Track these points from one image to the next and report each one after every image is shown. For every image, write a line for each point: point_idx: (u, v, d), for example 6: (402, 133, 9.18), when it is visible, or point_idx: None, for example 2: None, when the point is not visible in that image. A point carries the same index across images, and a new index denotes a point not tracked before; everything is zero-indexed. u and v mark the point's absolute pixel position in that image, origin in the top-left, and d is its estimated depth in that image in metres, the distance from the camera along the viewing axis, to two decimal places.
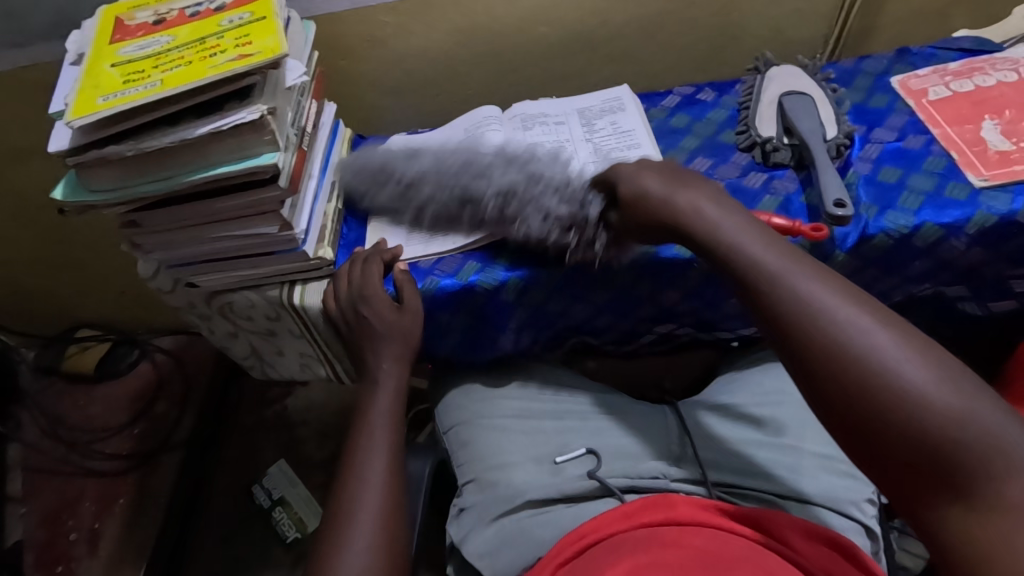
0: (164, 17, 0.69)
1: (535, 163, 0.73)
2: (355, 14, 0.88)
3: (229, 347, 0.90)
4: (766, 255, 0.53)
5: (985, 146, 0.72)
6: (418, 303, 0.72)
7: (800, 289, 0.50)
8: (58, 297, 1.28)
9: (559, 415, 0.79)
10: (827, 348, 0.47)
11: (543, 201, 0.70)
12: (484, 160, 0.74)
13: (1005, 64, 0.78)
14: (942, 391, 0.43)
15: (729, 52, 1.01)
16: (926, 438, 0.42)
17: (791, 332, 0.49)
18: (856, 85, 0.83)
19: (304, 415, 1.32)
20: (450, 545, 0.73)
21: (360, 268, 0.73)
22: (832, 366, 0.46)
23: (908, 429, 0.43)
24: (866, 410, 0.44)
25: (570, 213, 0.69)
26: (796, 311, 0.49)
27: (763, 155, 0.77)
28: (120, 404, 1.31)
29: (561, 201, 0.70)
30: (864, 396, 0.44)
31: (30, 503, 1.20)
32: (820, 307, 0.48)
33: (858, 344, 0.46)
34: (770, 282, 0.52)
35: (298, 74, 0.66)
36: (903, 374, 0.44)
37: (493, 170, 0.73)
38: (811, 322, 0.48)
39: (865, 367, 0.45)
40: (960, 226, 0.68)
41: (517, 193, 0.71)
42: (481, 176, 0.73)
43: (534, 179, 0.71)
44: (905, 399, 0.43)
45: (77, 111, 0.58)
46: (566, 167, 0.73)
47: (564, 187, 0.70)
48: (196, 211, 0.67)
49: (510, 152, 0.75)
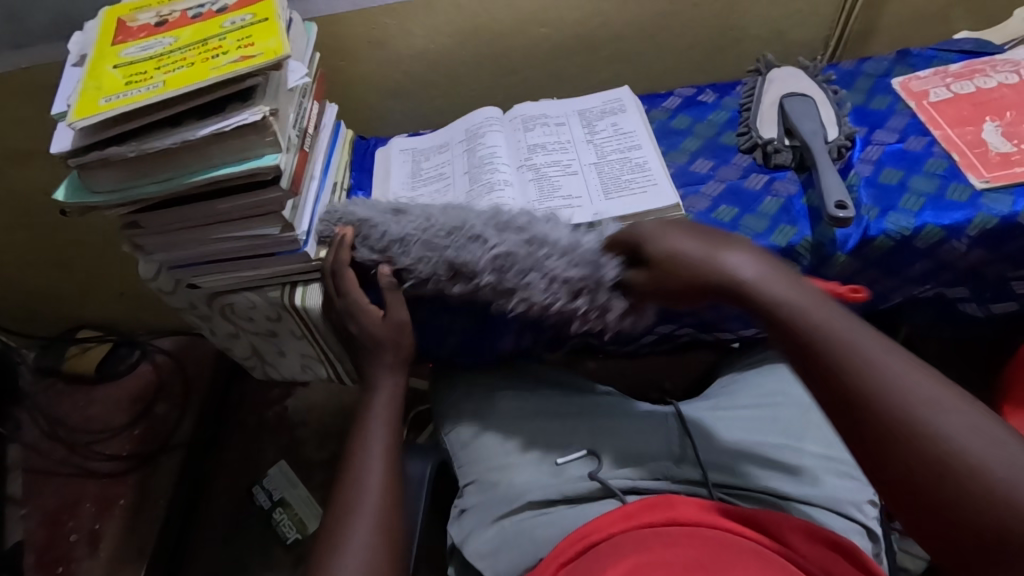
0: (166, 19, 0.69)
1: (535, 224, 0.66)
2: (356, 16, 0.88)
3: (230, 348, 0.90)
4: (793, 295, 0.52)
5: (986, 147, 0.72)
6: (405, 315, 0.72)
7: (829, 330, 0.49)
8: (58, 298, 1.27)
9: (559, 413, 0.78)
10: (857, 394, 0.46)
11: (548, 268, 0.64)
12: (471, 223, 0.68)
13: (1005, 66, 0.79)
14: (973, 438, 0.42)
15: (730, 53, 1.01)
16: (958, 480, 0.42)
17: (821, 375, 0.48)
18: (857, 87, 0.83)
19: (304, 416, 1.32)
20: (451, 547, 0.73)
21: (332, 284, 0.72)
22: (868, 412, 0.45)
23: (941, 473, 0.42)
24: (901, 456, 0.44)
25: (584, 276, 0.62)
26: (828, 354, 0.48)
27: (765, 157, 0.77)
28: (120, 406, 1.31)
29: (569, 265, 0.63)
30: (900, 440, 0.44)
31: (30, 504, 1.20)
32: (849, 349, 0.48)
33: (890, 390, 0.45)
34: (799, 326, 0.50)
35: (300, 76, 0.67)
36: (938, 419, 0.44)
37: (471, 241, 0.66)
38: (840, 365, 0.47)
39: (900, 410, 0.44)
40: (962, 227, 0.68)
41: (516, 259, 0.65)
42: (479, 235, 0.66)
43: (535, 243, 0.65)
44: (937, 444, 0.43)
45: (79, 113, 0.58)
46: (568, 228, 0.66)
47: (572, 250, 0.64)
48: (197, 212, 0.67)
49: (501, 216, 0.68)
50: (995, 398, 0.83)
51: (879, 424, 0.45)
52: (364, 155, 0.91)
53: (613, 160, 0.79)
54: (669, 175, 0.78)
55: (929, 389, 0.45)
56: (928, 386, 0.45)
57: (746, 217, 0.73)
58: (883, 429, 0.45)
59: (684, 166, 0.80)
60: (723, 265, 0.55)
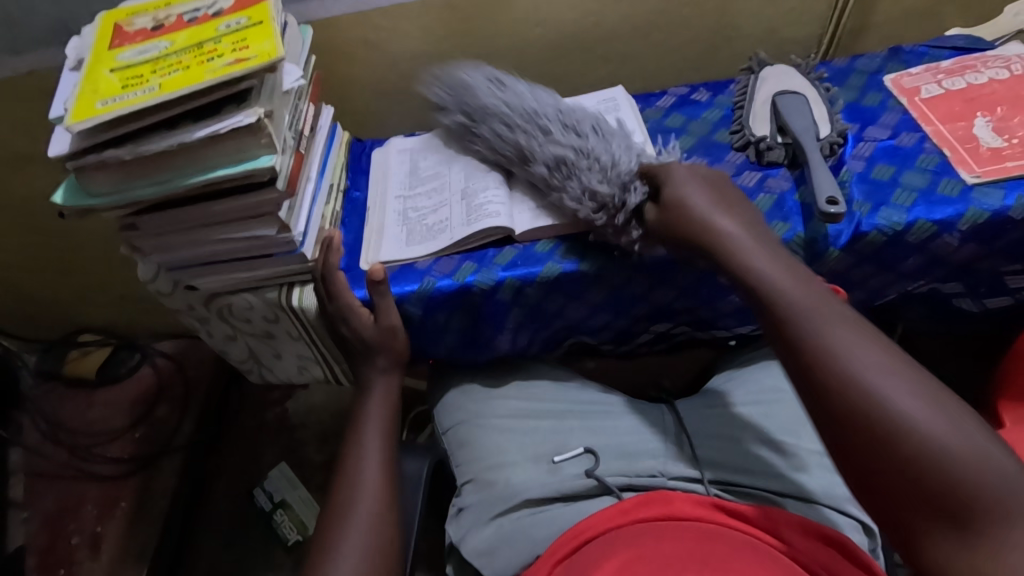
0: (162, 23, 0.69)
1: (586, 136, 0.75)
2: (352, 18, 0.89)
3: (229, 350, 0.90)
4: (774, 258, 0.59)
5: (977, 143, 0.72)
6: (394, 319, 0.73)
7: (795, 296, 0.55)
8: (59, 302, 1.28)
9: (554, 413, 0.79)
10: (816, 345, 0.51)
11: (586, 178, 0.71)
12: (530, 139, 0.76)
13: (996, 61, 0.79)
14: (915, 401, 0.45)
15: (723, 52, 1.01)
16: (891, 430, 0.44)
17: (788, 327, 0.53)
18: (849, 84, 0.84)
19: (305, 417, 1.32)
20: (449, 545, 0.73)
21: (324, 288, 0.73)
22: (820, 360, 0.50)
23: (871, 420, 0.45)
24: (842, 401, 0.47)
25: (611, 193, 0.70)
26: (794, 309, 0.54)
27: (757, 154, 0.78)
28: (122, 408, 1.31)
29: (603, 180, 0.71)
30: (844, 387, 0.48)
31: (32, 508, 1.21)
32: (816, 310, 0.53)
33: (848, 344, 0.49)
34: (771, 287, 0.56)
35: (295, 78, 0.67)
36: (886, 380, 0.47)
37: (537, 137, 0.76)
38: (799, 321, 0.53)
39: (850, 360, 0.48)
40: (953, 222, 0.68)
41: (565, 162, 0.73)
42: (537, 143, 0.75)
43: (569, 161, 0.73)
44: (881, 399, 0.46)
45: (76, 116, 0.58)
46: (620, 148, 0.74)
47: (611, 168, 0.72)
48: (194, 214, 0.68)
49: (568, 121, 0.77)
50: (991, 393, 0.83)
51: (825, 373, 0.49)
52: (360, 156, 0.92)
53: None
54: None
55: (885, 359, 0.48)
56: (876, 345, 0.49)
57: None
58: (829, 377, 0.49)
59: None
60: (721, 231, 0.61)
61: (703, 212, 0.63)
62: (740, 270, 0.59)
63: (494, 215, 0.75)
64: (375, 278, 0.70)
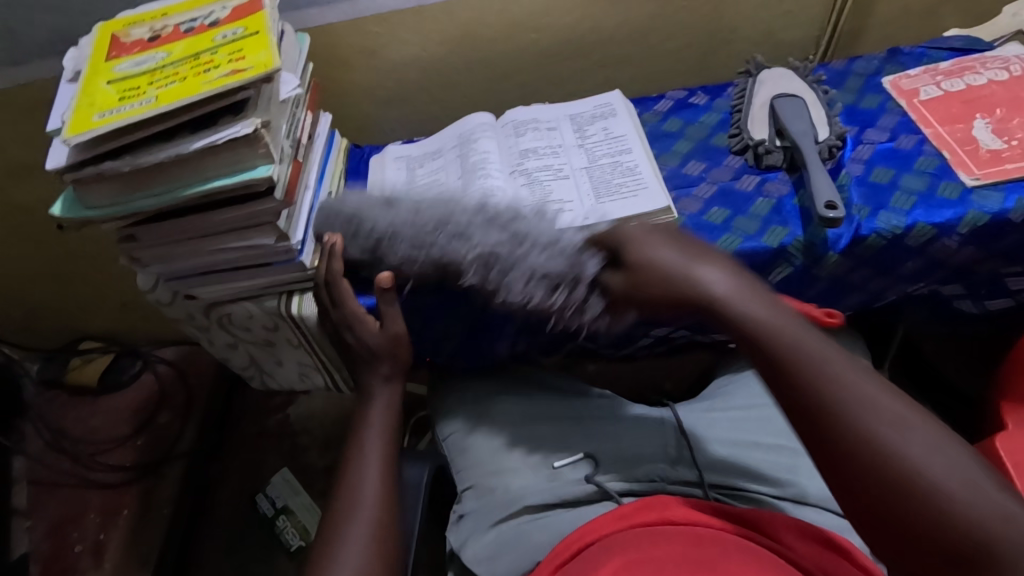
0: (159, 33, 0.70)
1: (490, 234, 0.67)
2: (349, 25, 0.89)
3: (229, 358, 0.90)
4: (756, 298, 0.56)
5: (977, 145, 0.72)
6: (399, 328, 0.72)
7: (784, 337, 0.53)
8: (60, 310, 1.28)
9: (555, 418, 0.79)
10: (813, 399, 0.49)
11: (529, 259, 0.65)
12: (456, 218, 0.69)
13: (995, 62, 0.79)
14: (923, 447, 0.45)
15: (720, 55, 1.01)
16: (904, 483, 0.45)
17: (788, 389, 0.51)
18: (847, 87, 0.83)
19: (306, 423, 1.32)
20: (450, 553, 0.73)
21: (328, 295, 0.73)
22: (821, 414, 0.48)
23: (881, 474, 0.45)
24: (854, 458, 0.46)
25: (561, 272, 0.64)
26: (797, 365, 0.51)
27: (756, 158, 0.78)
28: (123, 416, 1.31)
29: (550, 258, 0.65)
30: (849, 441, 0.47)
31: (35, 516, 1.21)
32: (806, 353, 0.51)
33: (848, 394, 0.48)
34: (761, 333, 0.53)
35: (292, 87, 0.67)
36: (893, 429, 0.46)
37: (451, 238, 0.68)
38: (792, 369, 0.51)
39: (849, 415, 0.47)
40: (952, 226, 0.68)
41: (500, 256, 0.66)
42: (467, 233, 0.68)
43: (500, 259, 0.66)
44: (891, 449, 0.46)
45: (74, 129, 0.59)
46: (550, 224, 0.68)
47: (553, 245, 0.65)
48: (193, 224, 0.68)
49: (488, 211, 0.69)
50: (993, 395, 0.83)
51: (832, 427, 0.48)
52: (359, 163, 0.92)
53: (604, 164, 0.79)
54: (662, 178, 0.78)
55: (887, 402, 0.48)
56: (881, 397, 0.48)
57: (738, 218, 0.73)
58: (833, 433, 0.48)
59: (676, 168, 0.80)
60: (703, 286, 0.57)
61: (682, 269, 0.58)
62: (729, 318, 0.55)
63: None
64: (382, 285, 0.70)
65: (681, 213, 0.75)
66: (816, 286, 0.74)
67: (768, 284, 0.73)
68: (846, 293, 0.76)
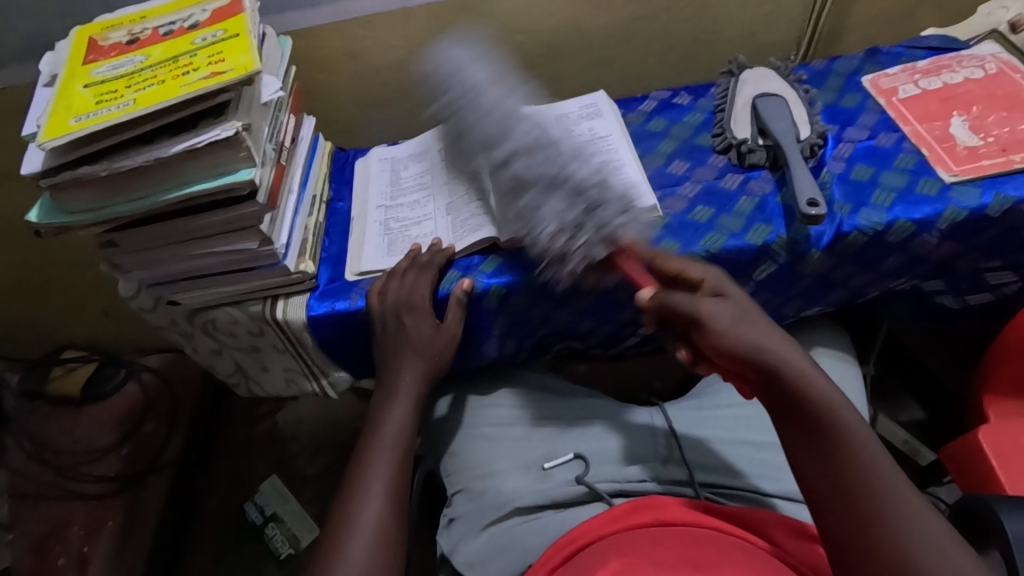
0: (137, 36, 0.69)
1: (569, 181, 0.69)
2: (331, 29, 0.89)
3: (213, 364, 0.89)
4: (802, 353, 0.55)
5: (954, 142, 0.73)
6: (421, 334, 0.71)
7: (818, 388, 0.52)
8: (40, 318, 1.26)
9: (542, 418, 0.79)
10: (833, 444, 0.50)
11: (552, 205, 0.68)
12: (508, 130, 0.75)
13: (971, 61, 0.80)
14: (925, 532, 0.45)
15: (703, 55, 1.02)
16: (885, 550, 0.45)
17: (826, 462, 0.50)
18: (827, 86, 0.84)
19: (295, 430, 1.31)
20: (441, 557, 0.73)
21: (382, 281, 0.73)
22: (844, 475, 0.49)
23: (870, 538, 0.46)
24: (855, 519, 0.47)
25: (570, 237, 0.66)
26: (841, 447, 0.50)
27: (739, 157, 0.78)
28: (107, 426, 1.29)
29: (564, 211, 0.67)
30: (858, 500, 0.47)
31: (16, 530, 1.17)
32: (844, 409, 0.51)
33: (876, 471, 0.48)
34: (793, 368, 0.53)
35: (273, 91, 0.67)
36: (904, 508, 0.46)
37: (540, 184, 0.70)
38: (817, 414, 0.51)
39: (868, 482, 0.48)
40: (932, 221, 0.69)
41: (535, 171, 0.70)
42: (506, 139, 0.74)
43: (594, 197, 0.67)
44: (891, 518, 0.46)
45: (49, 133, 0.58)
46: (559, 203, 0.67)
47: (558, 215, 0.67)
48: (175, 229, 0.67)
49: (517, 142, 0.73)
50: (976, 388, 0.84)
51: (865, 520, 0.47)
52: (344, 166, 0.91)
53: None
54: (647, 177, 0.78)
55: (909, 490, 0.48)
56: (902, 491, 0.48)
57: (723, 217, 0.73)
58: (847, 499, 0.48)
59: (660, 168, 0.80)
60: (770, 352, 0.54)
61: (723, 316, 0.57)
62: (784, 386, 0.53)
63: (481, 227, 0.75)
64: (463, 291, 0.72)
65: (667, 212, 0.75)
66: (801, 283, 0.74)
67: (753, 283, 0.74)
68: (829, 290, 0.77)
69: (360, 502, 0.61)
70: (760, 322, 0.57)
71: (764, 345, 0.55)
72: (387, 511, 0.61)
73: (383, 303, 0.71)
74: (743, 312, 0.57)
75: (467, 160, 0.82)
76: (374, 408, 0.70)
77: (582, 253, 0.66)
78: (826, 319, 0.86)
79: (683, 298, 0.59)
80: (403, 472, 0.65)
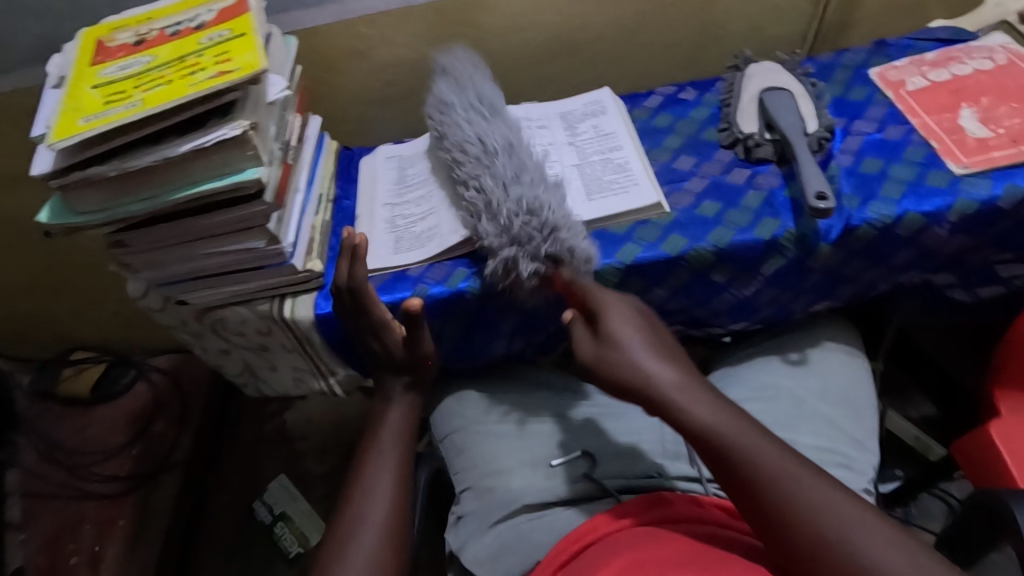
0: (144, 37, 0.69)
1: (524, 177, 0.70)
2: (337, 27, 0.89)
3: (222, 363, 0.89)
4: (678, 372, 0.59)
5: (964, 133, 0.72)
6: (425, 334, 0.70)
7: (703, 408, 0.56)
8: (50, 320, 1.27)
9: (553, 416, 0.78)
10: (728, 448, 0.54)
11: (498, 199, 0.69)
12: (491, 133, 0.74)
13: (981, 52, 0.79)
14: (844, 513, 0.49)
15: (709, 49, 1.01)
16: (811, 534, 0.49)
17: (730, 464, 0.54)
18: (835, 79, 0.84)
19: (303, 428, 1.32)
20: (449, 554, 0.73)
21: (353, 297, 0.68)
22: (750, 482, 0.52)
23: (784, 522, 0.50)
24: (780, 527, 0.50)
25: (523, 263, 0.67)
26: (738, 446, 0.54)
27: (746, 152, 0.78)
28: (118, 426, 1.29)
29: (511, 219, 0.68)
30: (771, 500, 0.51)
31: (29, 529, 1.18)
32: (728, 425, 0.55)
33: (782, 470, 0.52)
34: (670, 395, 0.57)
35: (279, 89, 0.67)
36: (812, 491, 0.51)
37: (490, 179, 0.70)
38: (715, 433, 0.55)
39: (774, 478, 0.52)
40: (942, 214, 0.68)
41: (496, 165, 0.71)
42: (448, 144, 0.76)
43: (540, 211, 0.67)
44: (792, 499, 0.50)
45: (59, 134, 0.58)
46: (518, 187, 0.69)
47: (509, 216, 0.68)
48: (183, 228, 0.67)
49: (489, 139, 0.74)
50: (987, 381, 0.83)
51: (783, 511, 0.50)
52: (349, 164, 0.92)
53: (594, 160, 0.79)
54: (652, 174, 0.78)
55: (798, 465, 0.53)
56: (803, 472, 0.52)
57: (730, 211, 0.73)
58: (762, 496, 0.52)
59: (666, 163, 0.80)
60: (660, 386, 0.58)
61: (630, 351, 0.59)
62: (673, 411, 0.57)
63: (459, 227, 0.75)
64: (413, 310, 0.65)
65: (674, 208, 0.75)
66: (809, 278, 0.74)
67: (762, 277, 0.74)
68: (838, 284, 0.76)
69: (369, 498, 0.62)
70: (653, 351, 0.60)
71: (652, 376, 0.58)
72: (395, 508, 0.61)
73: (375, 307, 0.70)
74: (637, 338, 0.61)
75: None
76: (382, 405, 0.71)
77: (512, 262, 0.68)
78: (836, 313, 0.85)
79: (583, 336, 0.63)
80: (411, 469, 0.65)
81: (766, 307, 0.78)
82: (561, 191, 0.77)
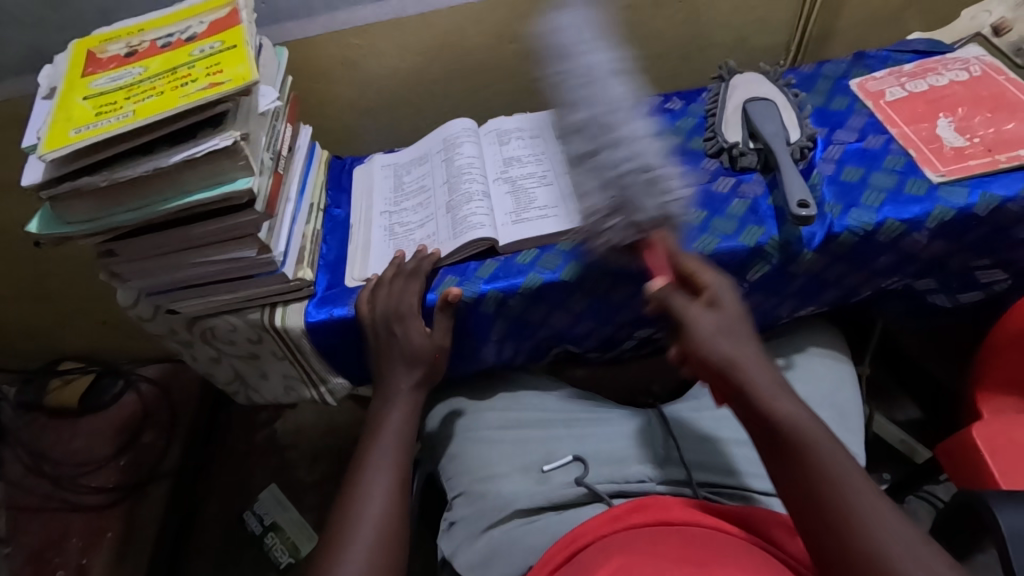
0: (135, 49, 0.70)
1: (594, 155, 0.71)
2: (327, 38, 0.90)
3: (212, 372, 0.89)
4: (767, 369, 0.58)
5: (941, 142, 0.74)
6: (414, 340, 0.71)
7: (787, 403, 0.55)
8: (38, 330, 1.26)
9: (546, 423, 0.79)
10: (798, 446, 0.53)
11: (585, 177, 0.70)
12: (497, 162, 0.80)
13: (957, 64, 0.82)
14: (892, 536, 0.48)
15: (695, 60, 1.03)
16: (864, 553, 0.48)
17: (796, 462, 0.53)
18: (817, 90, 0.86)
19: (294, 437, 1.31)
20: (441, 561, 0.73)
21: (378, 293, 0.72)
22: (812, 490, 0.52)
23: (839, 536, 0.49)
24: (830, 536, 0.50)
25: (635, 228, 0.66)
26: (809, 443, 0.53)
27: (731, 160, 0.80)
28: (106, 437, 1.29)
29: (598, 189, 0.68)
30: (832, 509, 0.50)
31: (14, 542, 1.17)
32: (811, 423, 0.54)
33: (842, 478, 0.51)
34: (756, 384, 0.57)
35: (270, 100, 0.68)
36: (873, 515, 0.50)
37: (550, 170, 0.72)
38: (786, 431, 0.54)
39: (833, 490, 0.51)
40: (920, 221, 0.70)
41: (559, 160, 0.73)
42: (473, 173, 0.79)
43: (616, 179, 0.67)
44: (855, 519, 0.49)
45: (50, 144, 0.58)
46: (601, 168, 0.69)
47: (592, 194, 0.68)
48: (174, 237, 0.67)
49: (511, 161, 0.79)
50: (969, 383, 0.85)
51: (841, 524, 0.50)
52: (340, 173, 0.92)
53: None
54: None
55: (866, 485, 0.52)
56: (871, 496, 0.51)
57: (716, 219, 0.74)
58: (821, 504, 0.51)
59: None
60: (744, 372, 0.57)
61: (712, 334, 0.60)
62: (754, 399, 0.56)
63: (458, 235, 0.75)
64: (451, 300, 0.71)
65: None
66: (793, 284, 0.76)
67: (747, 283, 0.75)
68: (822, 289, 0.78)
69: (361, 504, 0.62)
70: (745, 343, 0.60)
71: (740, 361, 0.58)
72: (386, 515, 0.61)
73: (373, 313, 0.72)
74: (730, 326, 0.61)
75: (465, 164, 0.82)
76: (374, 412, 0.71)
77: (615, 232, 0.67)
78: (821, 318, 0.86)
79: (679, 306, 0.62)
80: (403, 476, 0.65)
81: (752, 312, 0.79)
82: (555, 200, 0.78)
